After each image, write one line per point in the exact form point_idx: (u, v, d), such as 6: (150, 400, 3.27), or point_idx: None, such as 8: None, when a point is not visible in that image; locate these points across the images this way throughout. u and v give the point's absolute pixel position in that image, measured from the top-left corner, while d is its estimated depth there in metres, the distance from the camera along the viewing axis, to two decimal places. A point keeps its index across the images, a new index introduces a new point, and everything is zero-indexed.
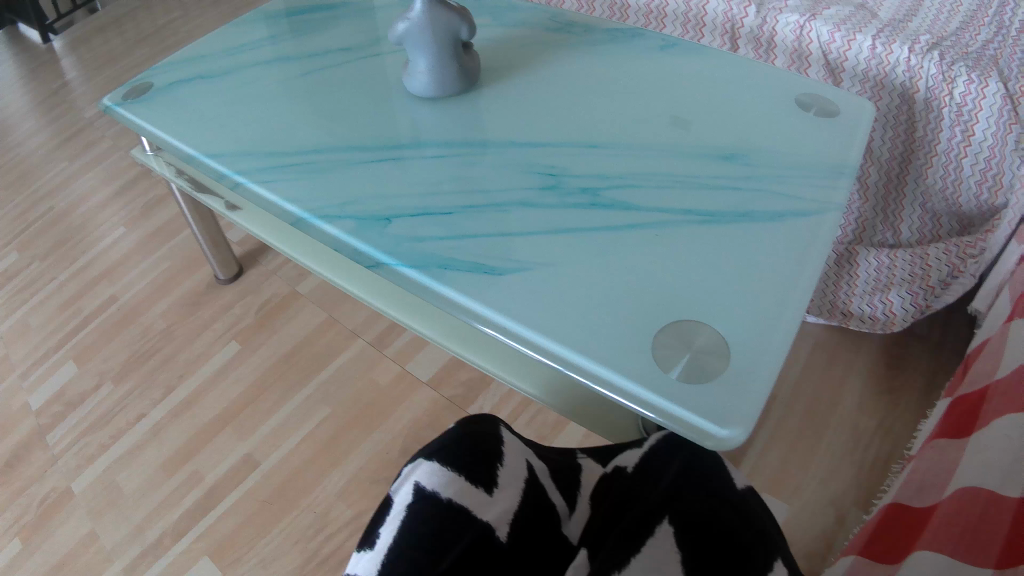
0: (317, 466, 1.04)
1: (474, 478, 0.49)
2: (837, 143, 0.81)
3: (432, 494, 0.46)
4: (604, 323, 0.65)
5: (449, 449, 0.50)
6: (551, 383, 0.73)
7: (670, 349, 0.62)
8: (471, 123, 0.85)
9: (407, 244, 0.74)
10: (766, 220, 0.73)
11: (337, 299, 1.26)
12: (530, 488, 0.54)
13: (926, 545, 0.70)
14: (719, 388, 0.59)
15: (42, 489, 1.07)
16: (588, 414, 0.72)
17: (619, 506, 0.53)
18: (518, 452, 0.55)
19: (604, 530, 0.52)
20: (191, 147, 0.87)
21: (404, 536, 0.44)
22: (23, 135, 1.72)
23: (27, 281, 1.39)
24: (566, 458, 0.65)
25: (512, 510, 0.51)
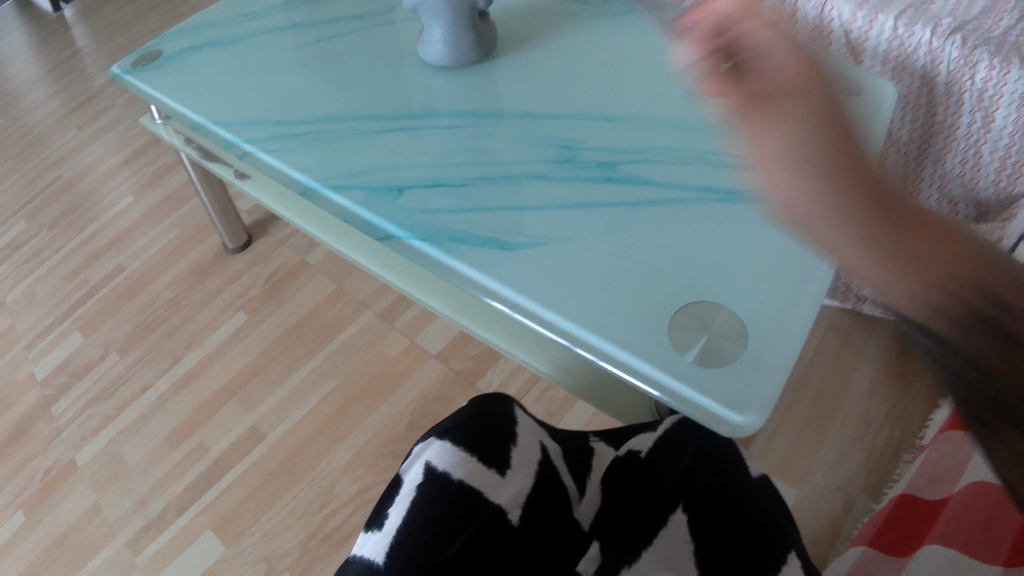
0: (322, 438, 1.03)
1: (486, 460, 0.52)
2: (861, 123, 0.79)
3: (443, 475, 0.49)
4: (616, 301, 0.63)
5: (461, 431, 0.53)
6: (563, 361, 0.71)
7: (688, 334, 0.60)
8: (485, 92, 0.84)
9: (417, 216, 0.73)
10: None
11: (348, 270, 1.25)
12: (544, 468, 0.55)
13: (938, 541, 0.73)
14: (735, 371, 0.57)
15: (46, 462, 1.07)
16: (599, 394, 0.71)
17: (635, 489, 0.59)
18: (531, 433, 0.57)
19: (622, 515, 0.57)
20: (200, 115, 0.86)
21: (413, 516, 0.47)
22: (34, 104, 1.73)
23: (35, 250, 1.40)
24: (579, 440, 0.65)
25: (526, 492, 0.52)
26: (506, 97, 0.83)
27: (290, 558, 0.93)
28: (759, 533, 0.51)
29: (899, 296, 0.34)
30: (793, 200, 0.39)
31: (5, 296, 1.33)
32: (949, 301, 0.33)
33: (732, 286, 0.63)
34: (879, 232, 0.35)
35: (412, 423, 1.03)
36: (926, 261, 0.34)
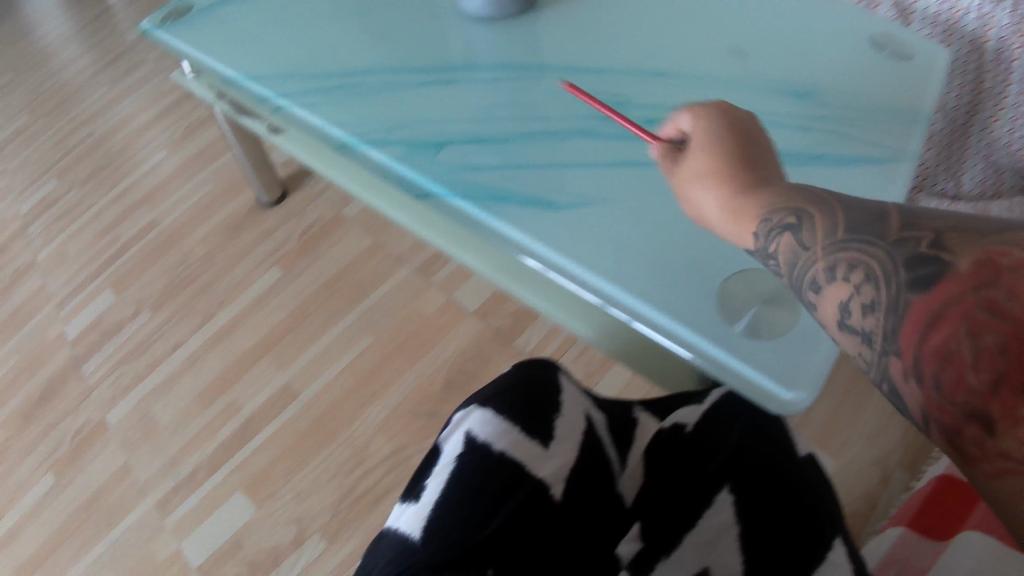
0: (358, 397, 1.02)
1: (530, 429, 0.48)
2: (913, 84, 0.76)
3: (483, 446, 0.47)
4: (660, 264, 0.61)
5: (505, 398, 0.50)
6: (607, 324, 0.68)
7: (738, 300, 0.57)
8: (528, 45, 0.81)
9: (458, 172, 0.71)
10: (840, 166, 0.69)
11: (385, 224, 1.21)
12: (589, 438, 0.53)
13: (975, 527, 0.73)
14: (786, 345, 0.54)
15: (77, 421, 1.10)
16: (642, 360, 0.69)
17: (680, 466, 0.55)
18: (576, 403, 0.54)
19: (667, 490, 0.55)
20: (232, 69, 0.84)
21: (450, 491, 0.45)
22: (66, 61, 1.78)
23: (67, 209, 1.42)
24: (621, 409, 0.63)
25: (570, 464, 0.49)
26: (550, 50, 0.80)
27: (322, 518, 0.93)
28: (807, 522, 0.48)
29: (747, 236, 0.49)
30: (691, 196, 0.55)
31: (38, 256, 1.36)
32: (768, 224, 0.48)
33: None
34: (728, 199, 0.51)
35: (447, 382, 1.00)
36: (751, 208, 0.49)
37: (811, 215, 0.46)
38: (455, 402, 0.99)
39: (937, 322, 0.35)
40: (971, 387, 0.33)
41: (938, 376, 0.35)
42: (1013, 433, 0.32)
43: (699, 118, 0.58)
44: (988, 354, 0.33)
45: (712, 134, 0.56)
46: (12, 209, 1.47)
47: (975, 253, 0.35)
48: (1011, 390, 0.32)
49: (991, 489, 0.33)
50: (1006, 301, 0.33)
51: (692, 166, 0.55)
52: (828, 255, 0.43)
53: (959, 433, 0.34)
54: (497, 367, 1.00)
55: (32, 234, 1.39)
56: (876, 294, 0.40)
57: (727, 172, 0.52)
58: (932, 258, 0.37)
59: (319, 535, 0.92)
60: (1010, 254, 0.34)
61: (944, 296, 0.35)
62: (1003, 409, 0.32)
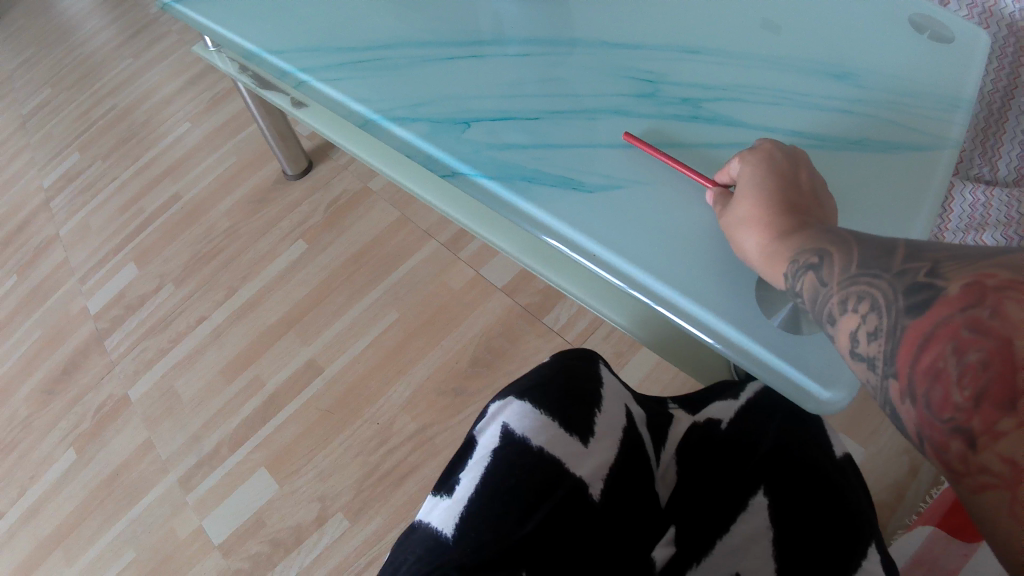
0: (384, 373, 1.01)
1: (567, 426, 0.46)
2: (955, 70, 0.73)
3: (521, 441, 0.43)
4: (691, 249, 0.59)
5: (542, 392, 0.47)
6: (641, 315, 0.67)
7: (773, 296, 0.54)
8: (560, 20, 0.79)
9: (486, 151, 0.69)
10: (880, 152, 0.66)
11: (411, 198, 1.19)
12: (629, 432, 0.52)
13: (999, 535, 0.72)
14: (823, 348, 0.52)
15: (100, 396, 1.10)
16: (680, 355, 0.68)
17: (720, 466, 0.56)
18: (616, 394, 0.53)
19: (702, 492, 0.55)
20: (253, 43, 0.83)
21: (486, 486, 0.41)
22: (91, 33, 1.79)
23: (90, 181, 1.42)
24: (656, 404, 0.62)
25: (608, 463, 0.47)
26: (583, 26, 0.78)
27: (345, 498, 0.92)
28: (847, 526, 0.49)
29: (778, 276, 0.47)
30: (737, 241, 0.52)
31: (60, 230, 1.36)
32: (796, 264, 0.45)
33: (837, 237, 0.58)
34: (764, 244, 0.49)
35: (474, 360, 0.99)
36: (783, 251, 0.47)
37: (832, 254, 0.43)
38: (481, 381, 0.97)
39: (928, 343, 0.33)
40: (956, 405, 0.31)
41: (927, 394, 0.33)
42: (995, 448, 0.29)
43: (747, 156, 0.55)
44: (971, 370, 0.31)
45: (754, 171, 0.53)
46: (35, 184, 1.48)
47: (966, 276, 0.33)
48: (995, 404, 0.29)
49: (973, 507, 0.31)
50: (990, 318, 0.31)
51: (739, 211, 0.52)
52: (841, 290, 0.41)
53: (946, 449, 0.31)
54: (524, 346, 0.99)
55: (56, 209, 1.40)
56: (879, 322, 0.37)
57: (766, 213, 0.50)
58: (927, 285, 0.35)
59: (341, 515, 0.91)
60: (998, 274, 0.32)
61: (936, 315, 0.33)
62: (986, 424, 0.30)
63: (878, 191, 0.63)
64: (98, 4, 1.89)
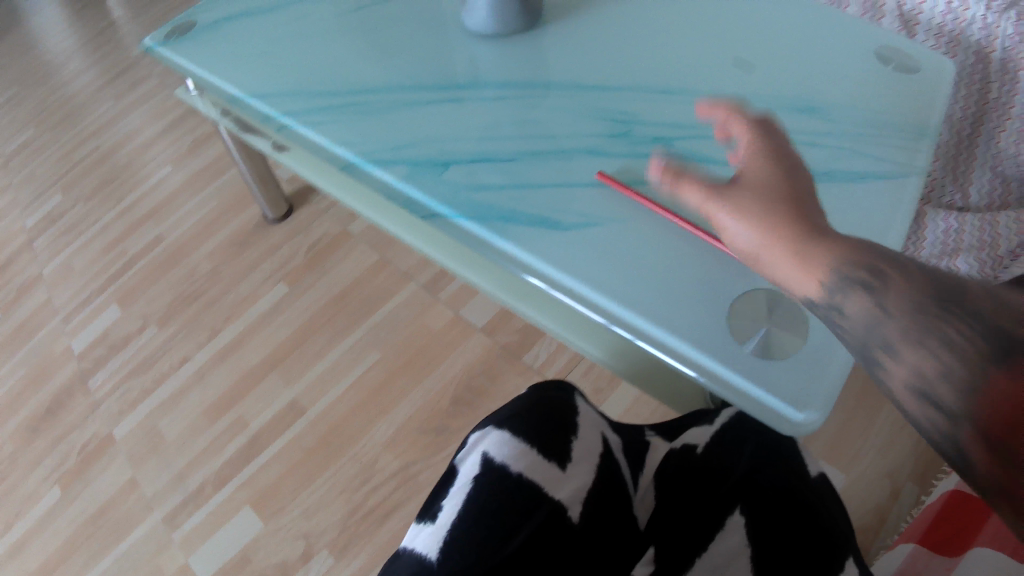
0: (366, 413, 1.02)
1: (547, 452, 0.47)
2: (920, 100, 0.75)
3: (502, 468, 0.45)
4: (662, 280, 0.60)
5: (521, 419, 0.48)
6: (616, 345, 0.68)
7: (746, 320, 0.56)
8: (534, 61, 0.81)
9: (465, 193, 0.71)
10: (847, 183, 0.68)
11: (391, 240, 1.22)
12: (605, 458, 0.53)
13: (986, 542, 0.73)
14: (802, 366, 0.53)
15: (84, 435, 1.09)
16: (654, 382, 0.69)
17: (693, 485, 0.56)
18: (593, 424, 0.54)
19: (677, 510, 0.55)
20: (235, 88, 0.84)
21: (469, 511, 0.42)
22: (70, 76, 1.76)
23: (74, 221, 1.41)
24: (635, 431, 0.64)
25: (586, 488, 0.48)
26: (557, 67, 0.80)
27: (330, 534, 0.93)
28: (823, 539, 0.48)
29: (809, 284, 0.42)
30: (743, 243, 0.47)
31: (44, 269, 1.35)
32: (840, 274, 0.40)
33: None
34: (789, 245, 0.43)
35: (455, 399, 1.01)
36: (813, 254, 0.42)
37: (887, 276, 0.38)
38: (462, 419, 0.99)
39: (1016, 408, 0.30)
40: None
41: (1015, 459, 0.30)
42: None
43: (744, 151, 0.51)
44: None
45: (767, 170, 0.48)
46: (18, 224, 1.46)
47: None
48: None
49: None
50: None
51: (750, 202, 0.47)
52: (902, 322, 0.36)
53: None
54: (505, 384, 1.01)
55: (38, 248, 1.39)
56: (951, 368, 0.33)
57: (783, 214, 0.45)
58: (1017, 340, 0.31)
59: (327, 550, 0.92)
60: None
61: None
62: None
63: (846, 224, 0.64)
64: (81, 46, 1.86)
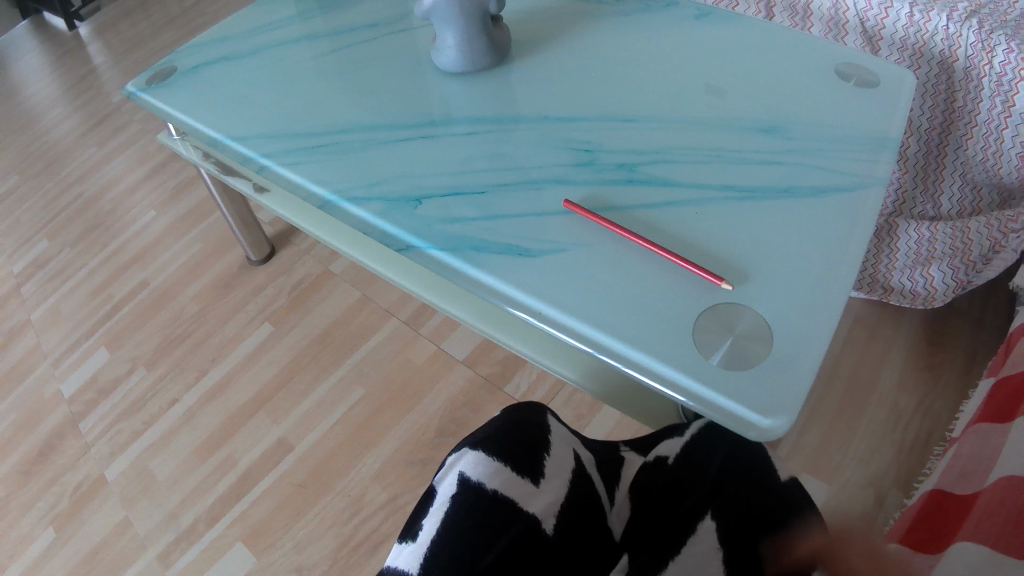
0: (352, 448, 1.04)
1: (520, 469, 0.45)
2: (880, 112, 0.76)
3: (477, 485, 0.42)
4: (632, 302, 0.62)
5: (495, 440, 0.46)
6: (589, 368, 0.70)
7: (714, 335, 0.58)
8: (502, 96, 0.83)
9: (438, 225, 0.72)
10: (808, 197, 0.69)
11: (372, 278, 1.25)
12: (578, 475, 0.50)
13: (967, 537, 0.65)
14: (762, 375, 0.56)
15: (76, 477, 1.08)
16: (625, 400, 0.69)
17: (665, 496, 0.51)
18: (564, 440, 0.52)
19: (650, 524, 0.50)
20: (215, 131, 0.85)
21: (445, 528, 0.40)
22: (54, 121, 1.70)
23: (59, 267, 1.39)
24: (608, 448, 0.61)
25: (559, 501, 0.45)
26: (527, 102, 0.82)
27: (322, 567, 0.94)
28: (792, 546, 0.44)
29: None
30: None
31: (31, 314, 1.32)
32: None
33: (768, 276, 0.62)
34: None
35: (439, 431, 1.04)
36: None
37: None
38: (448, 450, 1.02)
39: None
40: None
41: None
42: None
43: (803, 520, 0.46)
44: None
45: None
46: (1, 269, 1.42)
47: None
48: None
49: None
50: None
51: None
52: None
53: None
54: (487, 414, 1.04)
55: (27, 293, 1.35)
56: None
57: None
58: None
59: None
60: None
61: None
62: None
63: (814, 237, 0.66)
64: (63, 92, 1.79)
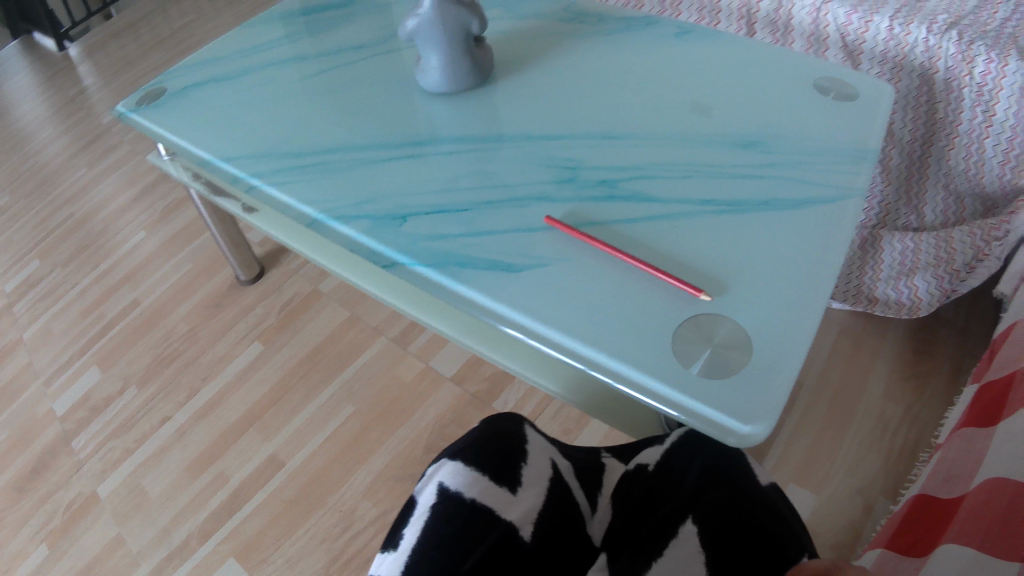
0: (342, 463, 1.05)
1: (498, 477, 0.46)
2: (858, 126, 0.78)
3: (456, 495, 0.43)
4: (613, 312, 0.63)
5: (473, 451, 0.47)
6: (571, 380, 0.71)
7: (692, 345, 0.59)
8: (487, 115, 0.84)
9: (423, 242, 0.72)
10: (787, 210, 0.70)
11: (361, 296, 1.27)
12: (556, 484, 0.50)
13: (954, 539, 0.66)
14: (744, 383, 0.57)
15: (68, 494, 1.09)
16: (609, 410, 0.70)
17: (645, 505, 0.52)
18: (542, 450, 0.51)
19: (631, 532, 0.50)
20: (205, 151, 0.86)
21: (426, 536, 0.41)
22: (44, 142, 1.70)
23: (51, 287, 1.39)
24: (588, 454, 0.61)
25: (538, 508, 0.46)
26: (511, 121, 0.83)
27: None
28: (769, 544, 0.45)
29: None
30: None
31: (23, 333, 1.33)
32: None
33: (747, 287, 0.64)
34: None
35: (428, 447, 1.05)
36: None
37: None
38: None
39: None
40: None
41: None
42: None
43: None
44: None
45: None
46: None
47: None
48: None
49: None
50: None
51: None
52: None
53: None
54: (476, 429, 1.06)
55: (18, 311, 1.36)
56: None
57: None
58: None
59: None
60: None
61: None
62: None
63: (794, 245, 0.67)
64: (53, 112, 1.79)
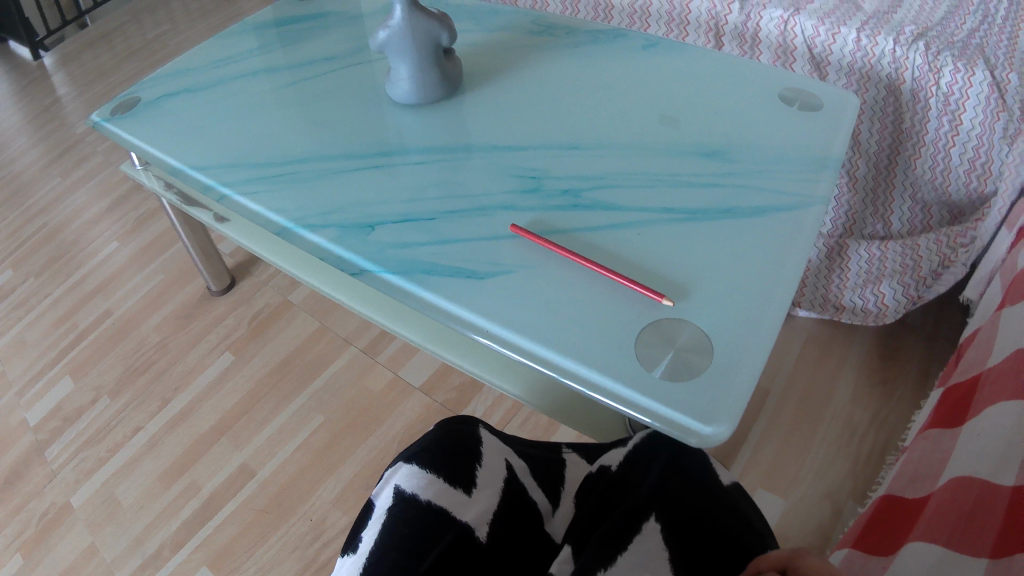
0: (313, 473, 1.06)
1: (454, 479, 0.46)
2: (817, 136, 0.80)
3: (411, 496, 0.44)
4: (576, 322, 0.64)
5: (428, 454, 0.47)
6: (531, 384, 0.72)
7: (653, 349, 0.60)
8: (455, 126, 0.85)
9: (391, 250, 0.73)
10: (744, 217, 0.72)
11: (329, 307, 1.29)
12: (511, 485, 0.51)
13: (920, 537, 0.67)
14: (706, 384, 0.58)
15: (41, 505, 1.08)
16: (573, 414, 0.71)
17: (606, 502, 0.53)
18: (499, 453, 0.52)
19: (592, 527, 0.51)
20: (177, 160, 0.86)
21: (385, 537, 0.41)
22: (17, 152, 1.70)
23: (23, 297, 1.39)
24: (550, 449, 0.60)
25: (493, 510, 0.48)
26: (480, 132, 0.84)
27: None
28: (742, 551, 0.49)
29: None
30: None
31: None
32: None
33: (708, 291, 0.65)
34: None
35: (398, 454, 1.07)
36: None
37: None
38: None
39: None
40: None
41: None
42: None
43: None
44: None
45: None
46: None
47: None
48: None
49: None
50: None
51: None
52: None
53: None
54: None
55: None
56: None
57: None
58: None
59: None
60: None
61: None
62: None
63: (753, 250, 0.69)
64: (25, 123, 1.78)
